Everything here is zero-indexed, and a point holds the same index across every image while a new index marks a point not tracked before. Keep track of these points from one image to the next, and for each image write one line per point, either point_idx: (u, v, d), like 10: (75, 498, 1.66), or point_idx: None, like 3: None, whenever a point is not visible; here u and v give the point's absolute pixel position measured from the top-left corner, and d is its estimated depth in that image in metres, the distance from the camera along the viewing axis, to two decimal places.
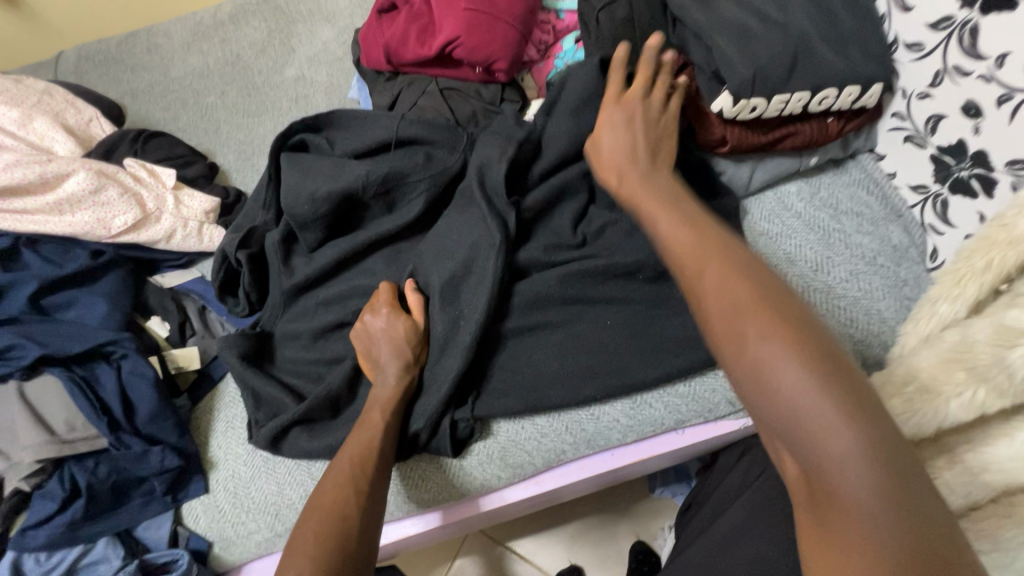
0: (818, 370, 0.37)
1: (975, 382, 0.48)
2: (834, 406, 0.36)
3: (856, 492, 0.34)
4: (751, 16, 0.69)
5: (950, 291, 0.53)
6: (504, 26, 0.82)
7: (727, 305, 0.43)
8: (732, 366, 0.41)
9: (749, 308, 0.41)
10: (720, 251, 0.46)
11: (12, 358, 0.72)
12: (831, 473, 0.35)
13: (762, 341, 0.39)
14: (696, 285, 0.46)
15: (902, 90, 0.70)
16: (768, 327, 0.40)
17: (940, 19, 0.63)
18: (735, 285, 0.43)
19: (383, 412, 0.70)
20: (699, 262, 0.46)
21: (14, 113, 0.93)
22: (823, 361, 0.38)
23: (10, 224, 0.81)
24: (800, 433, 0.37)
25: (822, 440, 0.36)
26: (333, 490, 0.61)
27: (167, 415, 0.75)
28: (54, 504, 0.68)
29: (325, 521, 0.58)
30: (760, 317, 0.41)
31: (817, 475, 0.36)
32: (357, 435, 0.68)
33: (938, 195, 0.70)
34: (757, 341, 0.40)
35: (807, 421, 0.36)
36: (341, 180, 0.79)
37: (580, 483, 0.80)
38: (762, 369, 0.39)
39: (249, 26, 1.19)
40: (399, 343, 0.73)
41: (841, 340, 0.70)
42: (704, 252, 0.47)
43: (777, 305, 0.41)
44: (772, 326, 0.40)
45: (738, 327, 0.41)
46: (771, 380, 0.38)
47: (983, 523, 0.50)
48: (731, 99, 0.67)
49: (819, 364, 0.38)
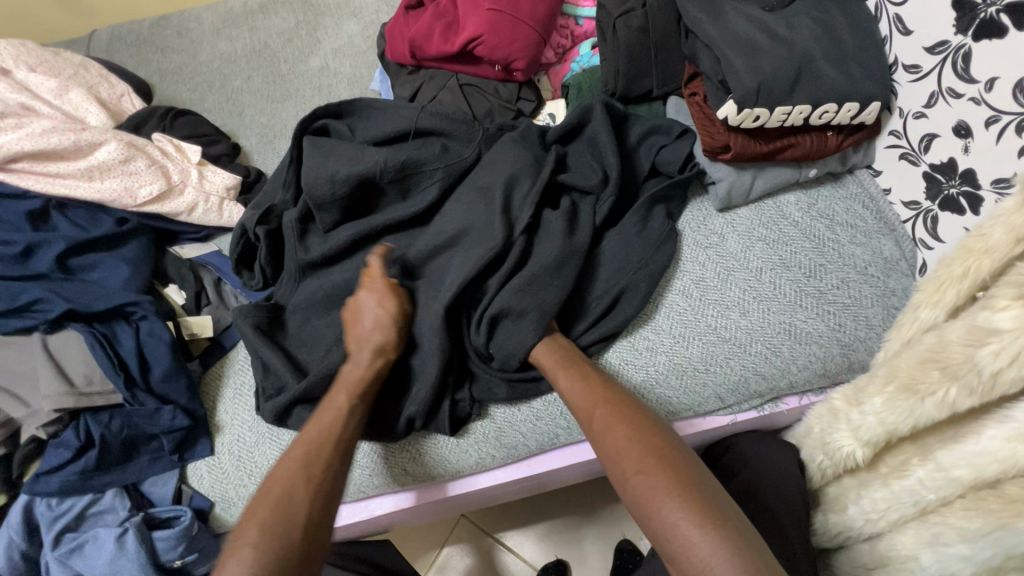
0: (651, 464, 0.53)
1: (948, 381, 0.51)
2: (664, 488, 0.51)
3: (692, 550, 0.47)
4: (759, 30, 0.72)
5: (931, 298, 0.57)
6: (526, 27, 0.86)
7: (599, 426, 0.60)
8: (627, 500, 0.54)
9: (628, 450, 0.55)
10: (608, 399, 0.62)
11: (38, 311, 0.76)
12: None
13: (619, 451, 0.56)
14: (592, 434, 0.60)
15: (900, 109, 0.74)
16: (622, 438, 0.57)
17: (936, 44, 0.67)
18: (617, 428, 0.58)
19: (347, 395, 0.69)
20: (593, 412, 0.61)
21: (52, 83, 0.97)
22: (684, 487, 0.51)
23: (42, 186, 0.85)
24: (684, 554, 0.48)
25: (695, 553, 0.47)
26: (285, 474, 0.59)
27: (180, 376, 0.78)
28: (68, 453, 0.72)
29: (278, 499, 0.57)
30: (615, 432, 0.58)
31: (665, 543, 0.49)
32: (321, 420, 0.66)
33: (929, 211, 0.73)
34: (637, 479, 0.53)
35: (649, 500, 0.51)
36: (360, 164, 0.82)
37: (570, 468, 0.83)
38: (620, 472, 0.55)
39: (278, 16, 1.24)
40: (389, 320, 0.73)
41: (829, 342, 0.74)
42: (591, 384, 0.65)
43: (625, 420, 0.58)
44: (624, 438, 0.56)
45: (622, 470, 0.55)
46: (625, 476, 0.54)
47: (952, 517, 0.54)
48: (735, 107, 0.71)
49: (651, 460, 0.54)
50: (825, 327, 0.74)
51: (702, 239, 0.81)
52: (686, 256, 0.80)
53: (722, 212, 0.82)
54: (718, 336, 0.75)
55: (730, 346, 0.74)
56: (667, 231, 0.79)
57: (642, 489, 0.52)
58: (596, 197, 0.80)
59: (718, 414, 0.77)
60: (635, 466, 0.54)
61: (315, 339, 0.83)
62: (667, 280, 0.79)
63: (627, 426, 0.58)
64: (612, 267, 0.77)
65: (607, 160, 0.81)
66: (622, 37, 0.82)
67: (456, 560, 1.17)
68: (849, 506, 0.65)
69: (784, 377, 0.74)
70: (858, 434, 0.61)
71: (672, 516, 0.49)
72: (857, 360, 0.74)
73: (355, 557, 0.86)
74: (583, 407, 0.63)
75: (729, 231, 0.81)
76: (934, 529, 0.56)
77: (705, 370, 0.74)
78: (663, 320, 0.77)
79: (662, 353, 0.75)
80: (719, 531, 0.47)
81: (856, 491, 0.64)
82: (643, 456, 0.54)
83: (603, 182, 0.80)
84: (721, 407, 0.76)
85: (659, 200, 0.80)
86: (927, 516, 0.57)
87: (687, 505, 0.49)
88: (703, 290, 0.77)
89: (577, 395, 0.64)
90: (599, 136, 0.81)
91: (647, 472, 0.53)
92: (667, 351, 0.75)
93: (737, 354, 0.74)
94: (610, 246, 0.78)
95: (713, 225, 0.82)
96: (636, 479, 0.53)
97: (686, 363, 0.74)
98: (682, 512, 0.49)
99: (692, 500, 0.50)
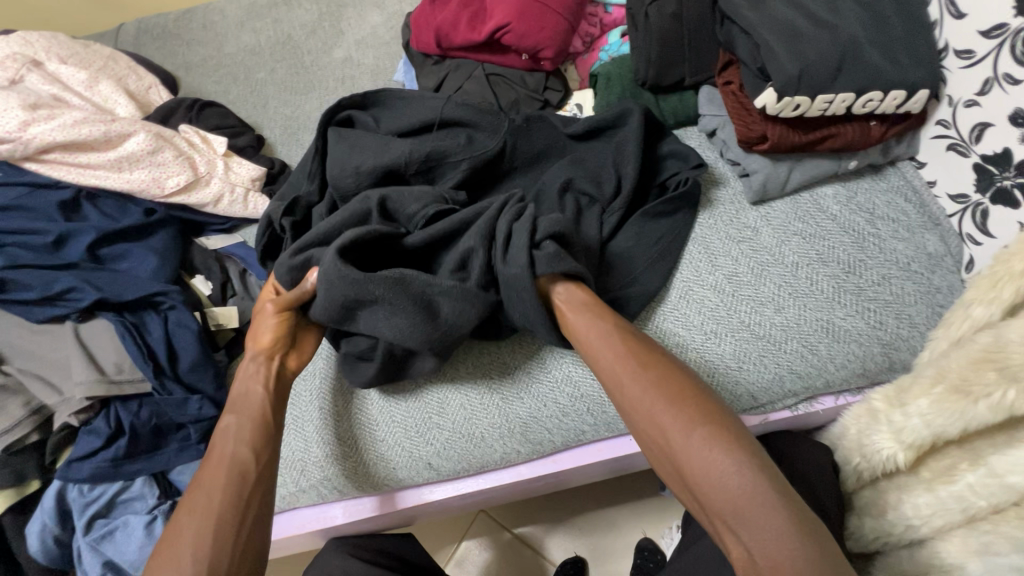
0: (715, 429, 0.52)
1: (1006, 382, 0.50)
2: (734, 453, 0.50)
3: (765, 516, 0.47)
4: (801, 15, 0.69)
5: (986, 295, 0.54)
6: (555, 15, 0.84)
7: (650, 392, 0.57)
8: (687, 466, 0.52)
9: (688, 407, 0.54)
10: (649, 363, 0.60)
11: (70, 300, 0.77)
12: (776, 547, 0.46)
13: (679, 415, 0.54)
14: (639, 387, 0.58)
15: (949, 98, 0.71)
16: (680, 403, 0.55)
17: (992, 28, 0.64)
18: (673, 385, 0.57)
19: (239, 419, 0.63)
20: (645, 366, 0.59)
21: (82, 75, 0.97)
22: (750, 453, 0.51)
23: (73, 176, 0.86)
24: (746, 514, 0.48)
25: (759, 515, 0.47)
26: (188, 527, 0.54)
27: (207, 365, 0.78)
28: (100, 441, 0.73)
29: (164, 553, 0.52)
30: (670, 398, 0.56)
31: (735, 513, 0.48)
32: (211, 454, 0.60)
33: (978, 204, 0.70)
34: (700, 437, 0.52)
35: (721, 466, 0.50)
36: (386, 155, 0.81)
37: (595, 466, 0.81)
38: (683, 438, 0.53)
39: (301, 8, 1.24)
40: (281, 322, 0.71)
41: (869, 342, 0.71)
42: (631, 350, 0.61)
43: (679, 385, 0.57)
44: (681, 402, 0.55)
45: (686, 433, 0.53)
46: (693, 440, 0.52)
47: (1005, 526, 0.54)
48: (775, 96, 0.68)
49: (713, 424, 0.53)
50: (865, 325, 0.71)
51: (735, 233, 0.78)
52: (717, 251, 0.78)
53: (756, 205, 0.80)
54: (751, 333, 0.73)
55: (765, 344, 0.72)
56: (664, 242, 0.77)
57: (710, 449, 0.51)
58: (603, 207, 0.78)
59: (750, 414, 0.75)
60: (700, 427, 0.53)
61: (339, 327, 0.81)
62: (698, 276, 0.77)
63: (680, 390, 0.56)
64: (625, 271, 0.76)
65: (624, 170, 0.78)
66: (655, 24, 0.80)
67: (474, 555, 1.17)
68: (887, 511, 0.62)
69: (820, 376, 0.72)
70: (901, 437, 0.58)
71: (743, 480, 0.49)
72: (898, 360, 0.71)
73: (374, 548, 0.85)
74: (628, 363, 0.60)
75: (764, 224, 0.78)
76: (983, 538, 0.54)
77: (737, 368, 0.72)
78: (693, 314, 0.75)
79: (693, 351, 0.73)
80: (782, 495, 0.48)
81: (896, 496, 0.62)
82: (704, 419, 0.53)
83: (614, 193, 0.79)
84: (753, 407, 0.73)
85: (656, 216, 0.78)
86: (976, 524, 0.56)
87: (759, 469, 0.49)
88: (737, 285, 0.75)
89: (615, 357, 0.61)
90: (625, 139, 0.79)
91: (710, 430, 0.52)
92: (699, 348, 0.73)
93: (772, 352, 0.72)
94: (633, 245, 0.77)
95: (745, 218, 0.79)
96: (704, 442, 0.52)
97: (718, 362, 0.72)
98: (747, 472, 0.49)
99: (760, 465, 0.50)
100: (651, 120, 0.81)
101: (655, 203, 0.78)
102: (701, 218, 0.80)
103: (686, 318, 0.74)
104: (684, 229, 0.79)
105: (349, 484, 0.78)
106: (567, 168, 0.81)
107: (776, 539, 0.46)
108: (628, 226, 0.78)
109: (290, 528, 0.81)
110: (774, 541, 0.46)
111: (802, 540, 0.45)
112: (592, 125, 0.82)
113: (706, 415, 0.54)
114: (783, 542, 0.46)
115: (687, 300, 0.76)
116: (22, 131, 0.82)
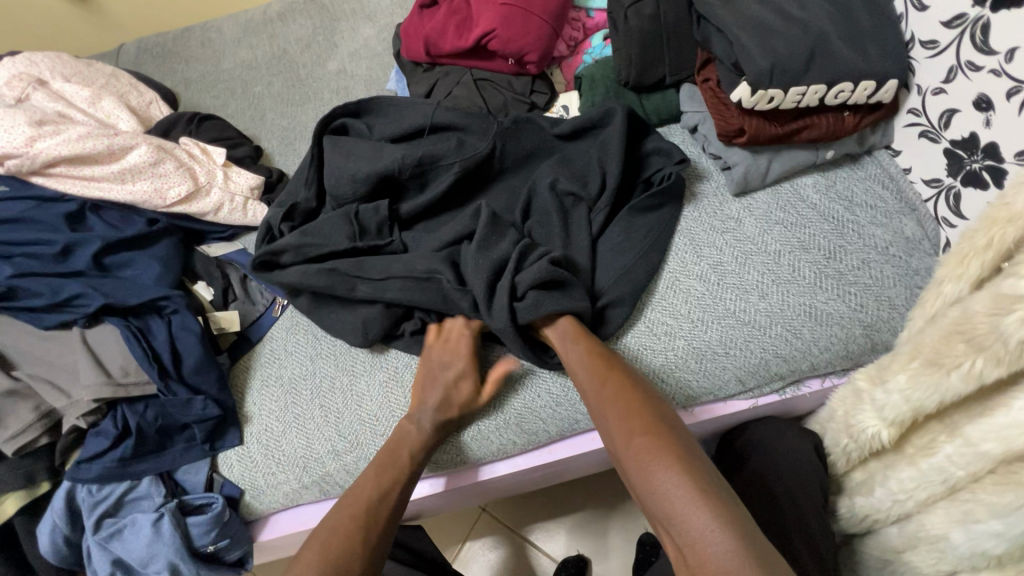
0: (660, 442, 0.55)
1: (974, 352, 0.51)
2: (673, 465, 0.53)
3: (698, 524, 0.49)
4: (771, 12, 0.72)
5: (955, 271, 0.57)
6: (538, 21, 0.87)
7: (613, 410, 0.61)
8: (634, 478, 0.55)
9: (635, 418, 0.59)
10: (615, 380, 0.64)
11: (77, 306, 0.80)
12: (705, 549, 0.47)
13: (629, 429, 0.58)
14: (598, 399, 0.64)
15: (918, 87, 0.73)
16: (631, 420, 0.59)
17: (953, 17, 0.66)
18: (629, 399, 0.61)
19: (405, 456, 0.71)
20: (605, 382, 0.64)
21: (85, 92, 1.01)
22: (689, 465, 0.53)
23: (78, 189, 0.88)
24: (677, 515, 0.50)
25: (689, 516, 0.49)
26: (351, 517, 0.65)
27: (210, 367, 0.81)
28: (107, 441, 0.75)
29: (324, 559, 0.60)
30: (625, 415, 0.60)
31: (669, 520, 0.51)
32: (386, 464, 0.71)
33: (951, 188, 0.72)
34: (640, 445, 0.56)
35: (658, 476, 0.53)
36: (379, 161, 0.84)
37: (591, 454, 0.83)
38: (631, 452, 0.56)
39: (295, 23, 1.28)
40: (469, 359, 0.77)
41: (851, 325, 0.73)
42: (605, 370, 0.66)
43: (637, 404, 0.61)
44: (635, 416, 0.59)
45: (634, 447, 0.56)
46: (637, 453, 0.56)
47: (982, 493, 0.54)
48: (749, 89, 0.71)
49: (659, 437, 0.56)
50: (846, 308, 0.73)
51: (720, 223, 0.81)
52: (703, 241, 0.80)
53: (738, 197, 0.82)
54: (736, 319, 0.75)
55: (750, 330, 0.74)
56: (652, 236, 0.80)
57: (649, 459, 0.54)
58: (590, 205, 0.82)
59: (738, 399, 0.77)
60: (645, 438, 0.56)
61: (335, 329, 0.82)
62: (682, 264, 0.79)
63: (637, 408, 0.60)
64: (613, 264, 0.78)
65: (609, 169, 0.81)
66: (633, 25, 0.83)
67: (479, 555, 1.18)
68: (876, 488, 0.65)
69: (805, 359, 0.74)
70: (883, 414, 0.61)
71: (675, 491, 0.51)
72: (880, 341, 0.73)
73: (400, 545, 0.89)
74: (596, 380, 0.65)
75: (746, 215, 0.81)
76: (964, 507, 0.55)
77: (724, 355, 0.74)
78: (680, 302, 0.77)
79: (680, 338, 0.75)
80: (711, 498, 0.50)
81: (883, 473, 0.65)
82: (653, 435, 0.56)
83: (600, 190, 0.81)
84: (742, 391, 0.75)
85: (643, 211, 0.81)
86: (958, 494, 0.57)
87: (694, 480, 0.51)
88: (721, 274, 0.77)
89: (586, 378, 0.66)
90: (609, 138, 0.82)
91: (650, 439, 0.56)
92: (685, 336, 0.75)
93: (757, 336, 0.74)
94: (617, 242, 0.80)
95: (729, 210, 0.82)
96: (646, 455, 0.55)
97: (705, 348, 0.74)
98: (679, 477, 0.52)
99: (698, 476, 0.52)
100: (634, 117, 0.83)
101: (643, 197, 0.80)
102: (683, 211, 0.82)
103: (671, 307, 0.77)
104: (671, 223, 0.81)
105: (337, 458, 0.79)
106: (554, 168, 0.84)
107: (705, 542, 0.47)
108: (615, 222, 0.81)
109: (295, 524, 0.83)
110: (702, 544, 0.48)
111: (731, 544, 0.46)
112: (577, 128, 0.85)
113: (651, 430, 0.57)
114: (712, 545, 0.47)
115: (672, 291, 0.78)
116: (29, 147, 0.85)
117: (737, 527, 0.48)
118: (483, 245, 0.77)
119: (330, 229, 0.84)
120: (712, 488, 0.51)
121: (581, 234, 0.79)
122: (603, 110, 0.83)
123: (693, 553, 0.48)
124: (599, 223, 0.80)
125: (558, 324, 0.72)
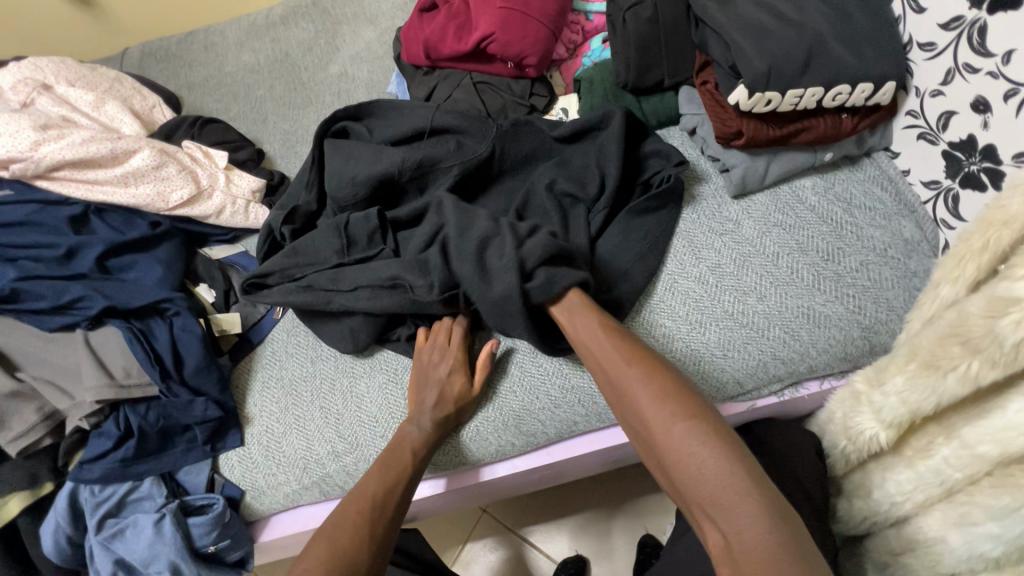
0: (703, 424, 0.54)
1: (970, 354, 0.51)
2: (719, 450, 0.52)
3: (747, 512, 0.48)
4: (768, 15, 0.73)
5: (951, 273, 0.57)
6: (536, 24, 0.88)
7: (645, 389, 0.58)
8: (674, 461, 0.53)
9: (673, 397, 0.57)
10: (647, 358, 0.62)
11: (80, 308, 0.80)
12: (752, 537, 0.47)
13: (668, 411, 0.56)
14: (621, 380, 0.61)
15: (916, 89, 0.74)
16: (669, 399, 0.56)
17: (950, 20, 0.66)
18: (663, 377, 0.59)
19: (405, 454, 0.72)
20: (635, 361, 0.61)
21: (89, 97, 1.02)
22: (734, 449, 0.52)
23: (81, 192, 0.89)
24: (725, 502, 0.49)
25: (737, 504, 0.49)
26: (353, 513, 0.65)
27: (211, 369, 0.82)
28: (110, 442, 0.76)
29: (334, 552, 0.60)
30: (660, 394, 0.57)
31: (715, 506, 0.50)
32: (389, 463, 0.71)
33: (950, 190, 0.72)
34: (682, 431, 0.54)
35: (705, 460, 0.51)
36: (379, 164, 0.84)
37: (589, 456, 0.83)
38: (670, 434, 0.54)
39: (297, 26, 1.29)
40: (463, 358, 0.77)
41: (850, 327, 0.73)
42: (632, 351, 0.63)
43: (674, 383, 0.58)
44: (673, 396, 0.57)
45: (675, 428, 0.54)
46: (680, 435, 0.54)
47: (979, 496, 0.54)
48: (746, 92, 0.71)
49: (702, 419, 0.54)
50: (845, 310, 0.73)
51: (718, 225, 0.81)
52: (701, 243, 0.80)
53: (736, 199, 0.82)
54: (735, 321, 0.75)
55: (748, 332, 0.74)
56: (650, 238, 0.80)
57: (694, 442, 0.53)
58: (588, 206, 0.82)
59: (736, 401, 0.77)
60: (686, 420, 0.54)
61: (335, 331, 0.83)
62: (680, 267, 0.79)
63: (672, 387, 0.58)
64: (611, 265, 0.78)
65: (607, 171, 0.81)
66: (632, 28, 0.83)
67: (480, 555, 1.18)
68: (873, 490, 0.65)
69: (803, 361, 0.74)
70: (880, 416, 0.61)
71: (724, 476, 0.50)
72: (879, 343, 0.73)
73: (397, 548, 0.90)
74: (625, 359, 0.62)
75: (744, 217, 0.81)
76: (961, 509, 0.55)
77: (721, 357, 0.74)
78: (678, 305, 0.77)
79: (679, 340, 0.75)
80: (756, 482, 0.50)
81: (880, 475, 0.65)
82: (694, 417, 0.55)
83: (598, 192, 0.82)
84: (740, 393, 0.75)
85: (641, 213, 0.81)
86: (955, 497, 0.57)
87: (741, 466, 0.51)
88: (720, 276, 0.77)
89: (614, 355, 0.63)
90: (607, 140, 0.82)
91: (693, 420, 0.54)
92: (684, 337, 0.75)
93: (756, 338, 0.74)
94: (615, 244, 0.80)
95: (728, 212, 0.82)
96: (693, 440, 0.53)
97: (704, 350, 0.74)
98: (727, 466, 0.51)
99: (743, 462, 0.51)
100: (632, 120, 0.84)
101: (641, 199, 0.80)
102: (682, 213, 0.82)
103: (669, 308, 0.77)
104: (669, 225, 0.81)
105: (337, 459, 0.80)
106: (552, 170, 0.84)
107: (754, 531, 0.47)
108: (613, 224, 0.81)
109: (296, 525, 0.84)
110: (750, 532, 0.47)
111: (778, 533, 0.47)
112: (575, 130, 0.85)
113: (692, 411, 0.55)
114: (760, 534, 0.47)
115: (670, 294, 0.78)
116: (34, 151, 0.86)
117: (780, 514, 0.48)
118: (461, 239, 0.74)
119: (320, 243, 0.85)
120: (756, 472, 0.51)
121: (579, 236, 0.79)
122: (601, 113, 0.83)
123: (740, 542, 0.47)
124: (597, 224, 0.81)
125: (569, 305, 0.70)
